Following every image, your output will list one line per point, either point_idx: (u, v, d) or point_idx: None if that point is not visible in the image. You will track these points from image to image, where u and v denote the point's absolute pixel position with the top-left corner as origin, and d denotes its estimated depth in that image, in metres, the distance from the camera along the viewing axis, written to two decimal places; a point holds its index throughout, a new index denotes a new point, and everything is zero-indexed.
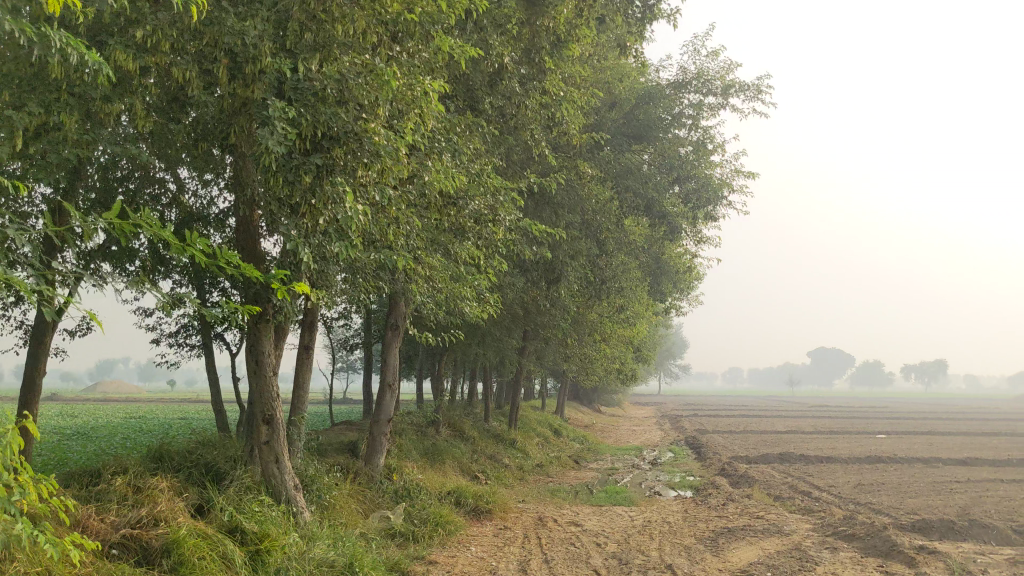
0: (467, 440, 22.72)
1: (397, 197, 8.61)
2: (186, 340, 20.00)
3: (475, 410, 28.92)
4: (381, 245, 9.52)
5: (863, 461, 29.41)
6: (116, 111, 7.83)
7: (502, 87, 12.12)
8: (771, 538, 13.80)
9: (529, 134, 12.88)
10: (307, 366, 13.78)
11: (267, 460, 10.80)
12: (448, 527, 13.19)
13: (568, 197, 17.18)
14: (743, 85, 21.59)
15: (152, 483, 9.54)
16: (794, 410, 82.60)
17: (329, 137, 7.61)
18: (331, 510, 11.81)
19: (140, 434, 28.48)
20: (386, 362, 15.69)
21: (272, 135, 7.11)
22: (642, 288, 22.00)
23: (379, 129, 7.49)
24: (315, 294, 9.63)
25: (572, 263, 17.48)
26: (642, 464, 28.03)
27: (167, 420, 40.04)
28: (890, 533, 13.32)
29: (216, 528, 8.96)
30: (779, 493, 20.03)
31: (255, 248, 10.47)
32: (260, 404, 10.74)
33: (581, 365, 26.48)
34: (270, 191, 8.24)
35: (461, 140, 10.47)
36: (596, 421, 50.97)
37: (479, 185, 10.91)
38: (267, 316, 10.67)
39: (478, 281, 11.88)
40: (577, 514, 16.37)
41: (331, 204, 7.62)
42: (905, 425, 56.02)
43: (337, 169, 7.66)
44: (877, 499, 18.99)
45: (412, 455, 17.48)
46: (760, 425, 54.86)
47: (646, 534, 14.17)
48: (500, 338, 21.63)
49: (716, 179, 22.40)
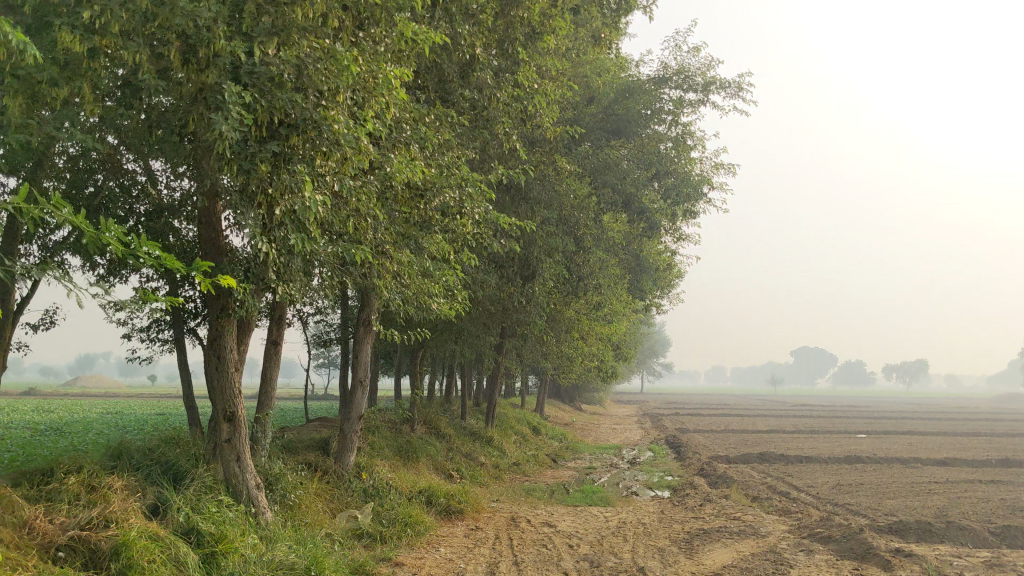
0: (443, 438, 22.45)
1: (359, 187, 8.34)
2: (157, 335, 19.64)
3: (453, 407, 28.67)
4: (343, 235, 9.25)
5: (842, 461, 29.35)
6: (65, 95, 7.51)
7: (474, 78, 11.89)
8: (746, 539, 13.58)
9: (502, 128, 12.64)
10: (276, 362, 13.48)
11: (228, 458, 10.48)
12: (417, 528, 12.90)
13: (544, 191, 16.94)
14: (724, 81, 21.40)
15: (107, 482, 9.21)
16: (775, 408, 82.74)
17: (287, 125, 7.27)
18: (296, 509, 11.51)
19: (113, 430, 28.10)
20: (358, 358, 15.39)
21: (226, 120, 6.72)
22: (620, 285, 21.79)
23: (339, 117, 7.21)
24: (278, 288, 9.35)
25: (548, 259, 17.18)
26: (620, 463, 27.85)
27: (143, 416, 39.57)
28: (867, 535, 13.13)
29: (169, 530, 8.65)
30: (756, 493, 19.87)
31: (218, 240, 10.16)
32: (221, 401, 10.43)
33: (559, 363, 26.24)
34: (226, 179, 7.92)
35: (429, 130, 10.22)
36: (576, 419, 50.79)
37: (448, 177, 10.67)
38: (229, 310, 10.35)
39: (447, 277, 11.63)
40: (551, 513, 16.12)
41: (289, 193, 7.37)
42: (884, 424, 56.15)
43: (295, 158, 7.38)
44: (855, 500, 18.84)
45: (384, 453, 17.18)
46: (741, 423, 54.87)
47: (620, 536, 13.93)
48: (476, 335, 21.35)
49: (696, 175, 22.22)
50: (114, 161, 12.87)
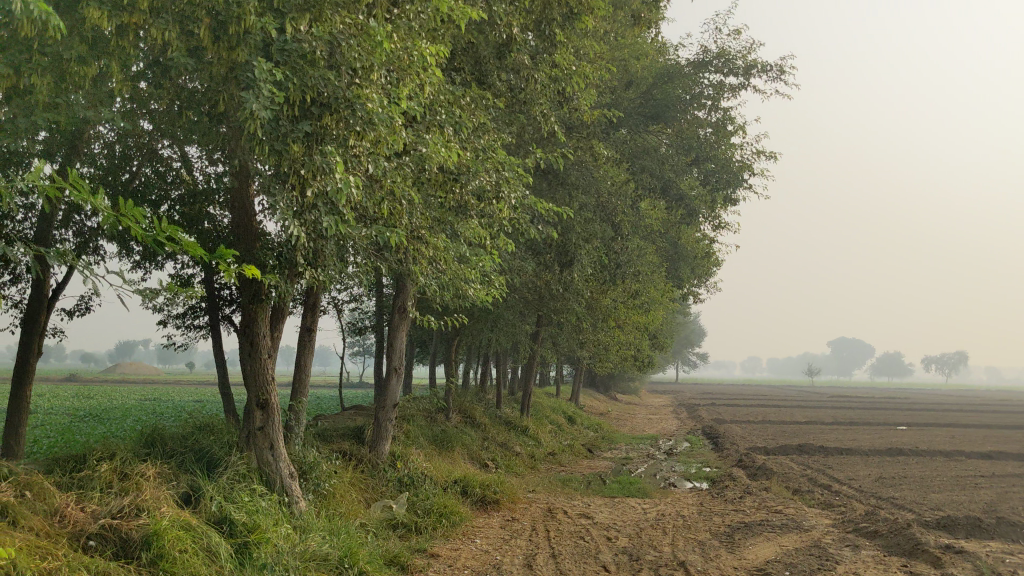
0: (478, 427, 22.29)
1: (395, 169, 8.09)
2: (192, 322, 19.63)
3: (488, 396, 28.51)
4: (377, 219, 9.03)
5: (883, 453, 28.81)
6: (94, 74, 7.35)
7: (511, 59, 11.62)
8: (789, 533, 13.23)
9: (539, 110, 12.38)
10: (309, 349, 13.32)
11: (261, 446, 10.32)
12: (452, 519, 12.70)
13: (581, 177, 16.64)
14: (766, 64, 20.91)
15: (139, 470, 9.07)
16: (812, 400, 81.72)
17: (319, 103, 7.03)
18: (331, 499, 11.33)
19: (151, 416, 28.25)
20: (393, 346, 15.23)
21: (257, 99, 6.48)
22: (658, 273, 21.47)
23: (372, 96, 6.95)
24: (310, 273, 9.16)
25: (586, 245, 16.87)
26: (657, 453, 27.52)
27: (181, 403, 39.81)
28: (915, 530, 12.73)
29: (201, 519, 8.50)
30: (797, 485, 19.48)
31: (251, 225, 10.01)
32: (255, 387, 10.28)
33: (595, 352, 25.95)
34: (256, 160, 7.69)
35: (465, 112, 9.97)
36: (611, 409, 50.42)
37: (484, 160, 10.44)
38: (261, 296, 10.20)
39: (484, 262, 11.36)
40: (588, 504, 15.88)
41: (320, 174, 7.00)
42: (925, 416, 55.23)
43: (328, 138, 7.10)
44: (899, 493, 18.40)
45: (419, 441, 17.01)
46: (778, 415, 54.20)
47: (659, 528, 13.64)
48: (512, 324, 21.13)
49: (737, 161, 21.78)
50: (149, 147, 12.73)
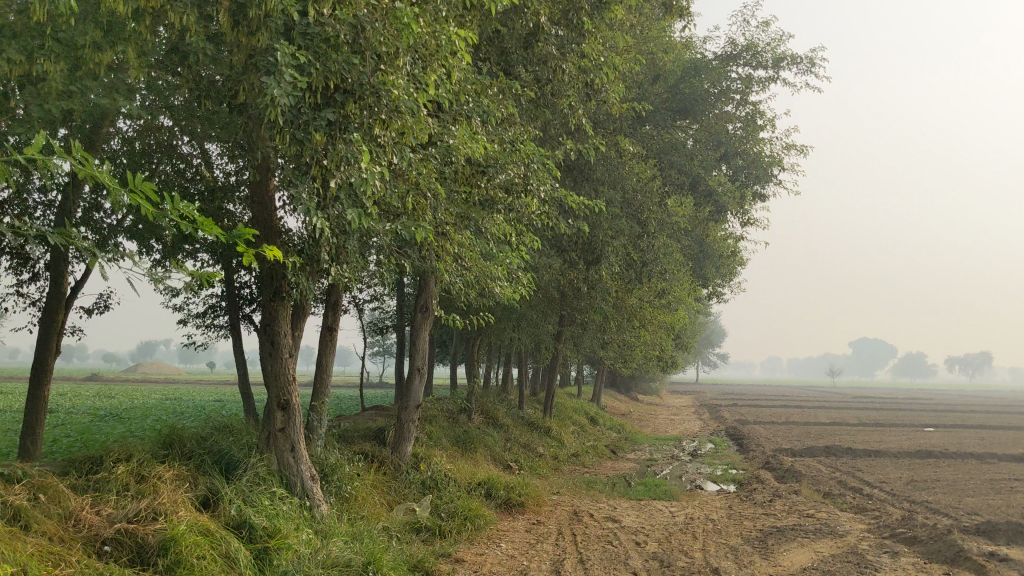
0: (500, 427, 21.97)
1: (420, 160, 7.75)
2: (213, 321, 19.42)
3: (510, 396, 28.17)
4: (401, 212, 8.70)
5: (913, 455, 28.26)
6: (108, 61, 7.06)
7: (538, 49, 11.27)
8: (824, 539, 12.84)
9: (566, 103, 12.06)
10: (331, 348, 13.02)
11: (282, 448, 9.99)
12: (477, 522, 12.37)
13: (608, 173, 16.32)
14: (795, 57, 20.42)
15: (156, 472, 8.81)
16: (837, 401, 80.77)
17: (343, 90, 6.67)
18: (353, 502, 11.02)
19: (171, 416, 28.12)
20: (415, 345, 14.92)
21: (279, 84, 6.12)
22: (684, 272, 21.08)
23: (399, 83, 6.59)
24: (333, 269, 8.81)
25: (613, 243, 16.48)
26: (682, 455, 27.10)
27: (202, 402, 39.68)
28: (956, 536, 12.30)
29: (220, 523, 8.21)
30: (828, 488, 19.03)
31: (271, 221, 9.74)
32: (275, 388, 9.97)
33: (620, 352, 25.57)
34: (276, 150, 7.35)
35: (492, 103, 9.66)
36: (633, 410, 49.97)
37: (512, 153, 10.23)
38: (282, 293, 9.93)
39: (511, 260, 11.05)
40: (614, 508, 15.54)
41: (344, 165, 6.60)
42: (951, 417, 54.53)
43: (352, 126, 6.73)
44: (933, 497, 17.96)
45: (442, 443, 16.71)
46: (802, 416, 53.61)
47: (689, 532, 13.28)
48: (535, 322, 20.77)
49: (765, 156, 21.32)
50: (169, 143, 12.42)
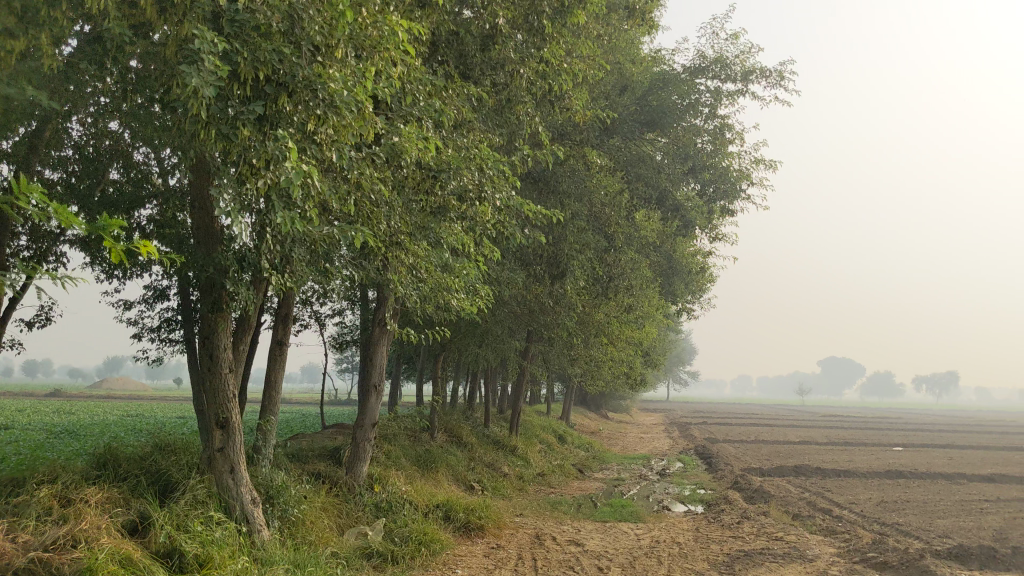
0: (464, 447, 21.41)
1: (361, 161, 7.22)
2: (168, 335, 18.71)
3: (476, 415, 27.60)
4: (346, 217, 8.17)
5: (883, 475, 27.98)
6: (21, 47, 6.46)
7: (497, 52, 10.80)
8: (793, 564, 12.39)
9: (526, 110, 11.63)
10: (280, 364, 12.46)
11: (221, 469, 9.30)
12: (432, 547, 11.82)
13: (574, 184, 15.90)
14: (765, 69, 20.10)
15: (83, 495, 8.14)
16: (807, 420, 80.76)
17: (275, 82, 6.12)
18: (299, 527, 10.41)
19: (128, 433, 27.30)
20: (372, 361, 14.37)
21: (200, 74, 5.56)
22: (653, 288, 20.70)
23: (335, 75, 6.05)
24: (273, 277, 8.23)
25: (579, 257, 16.02)
26: (649, 474, 26.66)
27: (165, 419, 38.77)
28: (929, 562, 11.88)
29: (147, 553, 7.62)
30: (797, 509, 18.63)
31: (212, 226, 9.14)
32: (213, 404, 9.28)
33: (587, 369, 25.09)
34: (203, 147, 6.77)
35: (443, 103, 9.14)
36: (603, 428, 49.52)
37: (467, 159, 9.62)
38: (222, 305, 9.29)
39: (467, 271, 10.53)
40: (578, 530, 15.00)
41: (274, 163, 6.04)
42: (919, 436, 54.60)
43: (284, 122, 6.19)
44: (904, 519, 17.57)
45: (400, 463, 16.12)
46: (772, 435, 53.49)
47: (654, 557, 12.76)
48: (500, 338, 20.25)
49: (735, 170, 21.00)
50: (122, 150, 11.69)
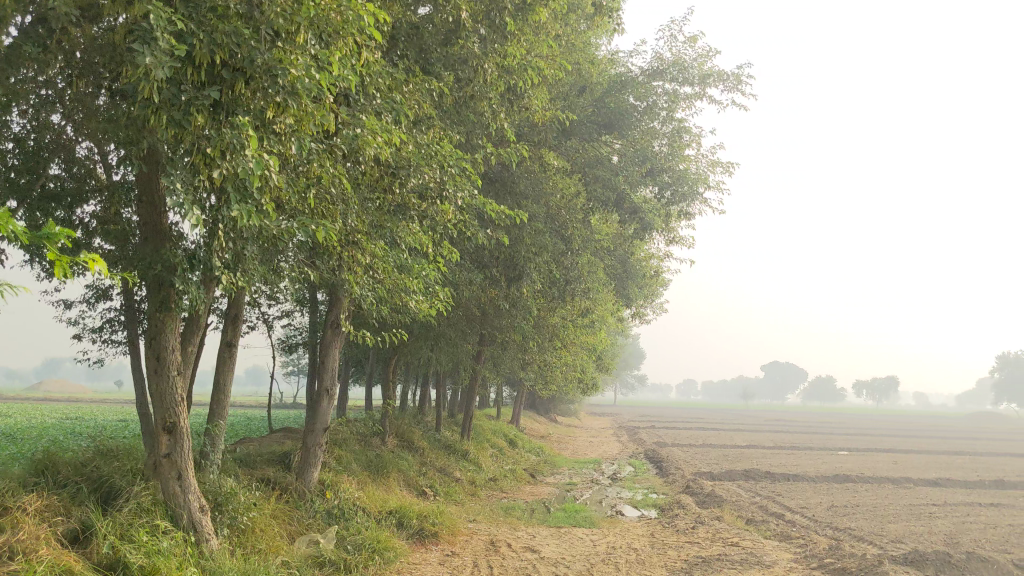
0: (416, 451, 21.08)
1: (320, 153, 6.92)
2: (110, 336, 18.10)
3: (427, 418, 27.27)
4: (302, 213, 7.84)
5: (832, 479, 28.21)
6: None
7: (459, 47, 10.55)
8: (751, 570, 12.29)
9: (487, 107, 11.37)
10: (229, 366, 12.05)
11: (167, 476, 8.81)
12: (386, 554, 11.51)
13: (532, 187, 15.66)
14: (721, 73, 20.09)
15: (21, 502, 7.67)
16: (752, 424, 81.59)
17: (231, 68, 5.80)
18: (248, 535, 10.03)
19: (68, 437, 26.49)
20: (325, 363, 14.00)
21: (153, 57, 5.22)
22: (608, 291, 20.60)
23: (296, 61, 5.75)
24: (225, 275, 7.86)
25: (535, 260, 15.83)
26: (601, 479, 26.55)
27: (106, 422, 37.75)
28: (887, 568, 11.85)
29: (90, 565, 7.23)
30: (750, 514, 18.61)
31: (160, 223, 8.70)
32: (159, 409, 8.71)
33: (540, 374, 24.88)
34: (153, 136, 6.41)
35: (404, 97, 8.85)
36: (553, 432, 49.44)
37: (428, 156, 9.34)
38: (171, 304, 8.68)
39: (426, 272, 10.25)
40: (533, 536, 14.78)
41: (230, 153, 5.73)
42: (862, 440, 55.43)
43: (241, 110, 5.88)
44: (856, 524, 17.65)
45: (351, 468, 15.74)
46: (720, 438, 53.89)
47: (612, 564, 12.57)
48: (454, 341, 19.97)
49: (691, 174, 20.98)
50: (64, 142, 11.22)
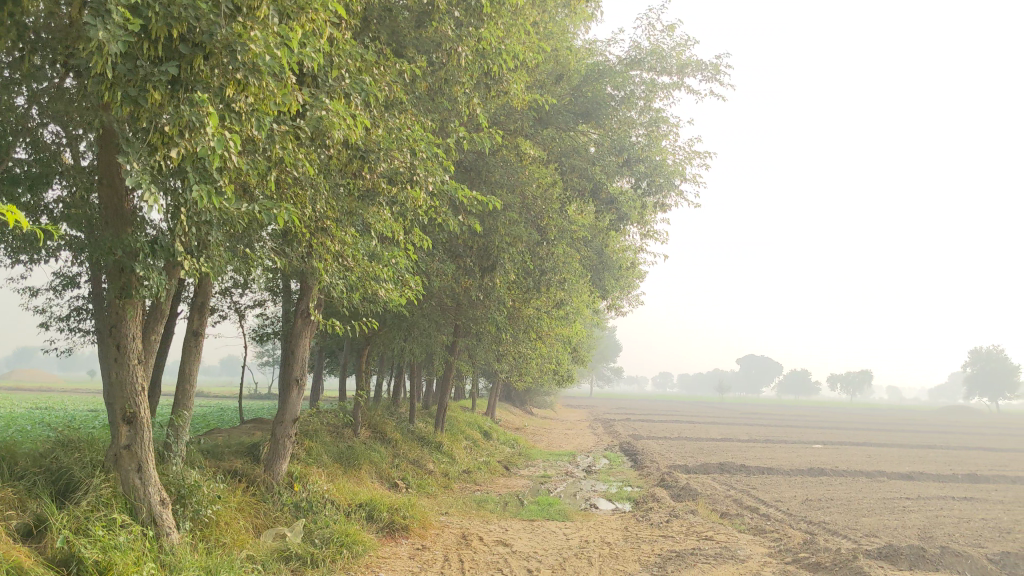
0: (389, 443, 20.83)
1: (284, 134, 6.65)
2: (77, 324, 17.69)
3: (400, 410, 27.01)
4: (266, 198, 7.57)
5: (806, 473, 28.21)
6: None
7: (434, 28, 10.31)
8: (725, 565, 12.16)
9: (462, 91, 11.13)
10: (196, 355, 11.76)
11: (127, 468, 8.53)
12: (354, 549, 11.29)
13: (507, 176, 15.42)
14: (699, 63, 19.92)
15: None
16: (727, 418, 81.82)
17: (191, 43, 5.51)
18: (212, 529, 9.77)
19: (35, 428, 26.00)
20: (294, 353, 13.72)
21: (104, 28, 4.92)
22: (583, 283, 20.44)
23: (258, 36, 5.47)
24: (187, 261, 7.56)
25: (510, 250, 15.60)
26: (575, 471, 26.39)
27: (75, 412, 37.17)
28: (863, 563, 11.75)
29: (41, 562, 6.95)
30: (725, 508, 18.51)
31: (121, 207, 8.32)
32: (118, 398, 8.37)
33: (515, 365, 24.68)
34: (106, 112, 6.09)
35: (375, 78, 8.60)
36: (528, 424, 49.31)
37: (398, 139, 9.07)
38: (131, 290, 8.19)
39: (395, 260, 10.02)
40: (505, 530, 14.59)
41: (188, 131, 5.45)
42: (835, 434, 55.68)
43: (200, 86, 5.60)
44: (830, 517, 17.59)
45: (322, 460, 15.50)
46: (694, 431, 53.97)
47: (585, 559, 12.40)
48: (428, 332, 19.74)
49: (668, 165, 20.83)
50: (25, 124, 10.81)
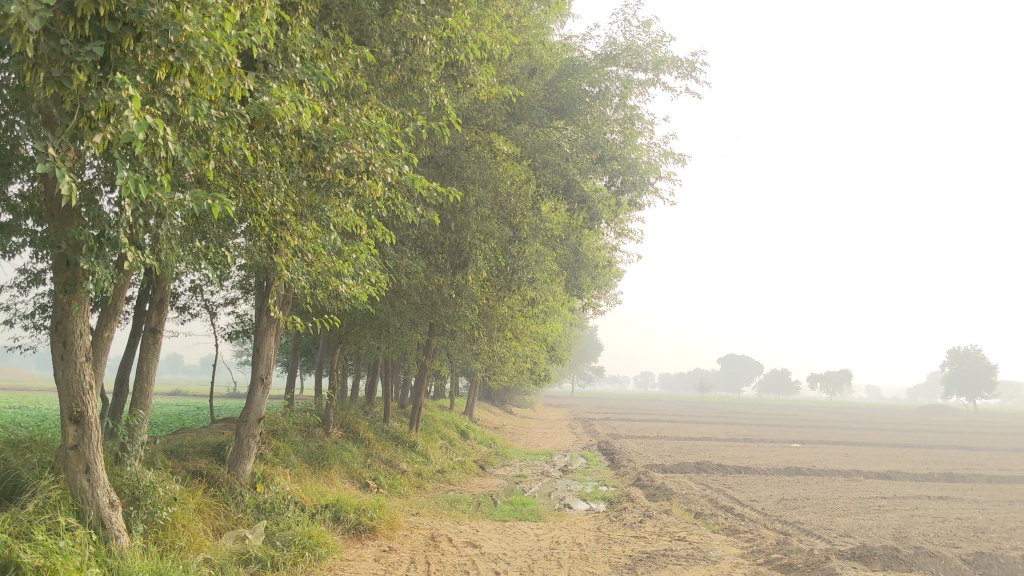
0: (362, 442, 20.55)
1: (226, 120, 6.40)
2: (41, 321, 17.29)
3: (375, 410, 26.72)
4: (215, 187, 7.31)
5: (782, 472, 28.12)
6: None
7: (397, 17, 10.10)
8: (696, 566, 11.96)
9: (429, 81, 10.89)
10: (154, 353, 11.45)
11: (75, 469, 8.24)
12: (317, 551, 11.03)
13: (479, 171, 15.18)
14: (675, 59, 19.74)
15: None
16: (707, 417, 81.87)
17: (120, 22, 5.27)
18: (167, 531, 9.49)
19: None
20: (259, 351, 13.46)
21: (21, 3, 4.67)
22: (557, 282, 20.23)
23: (190, 15, 5.23)
24: (132, 254, 7.27)
25: (481, 246, 15.32)
26: (552, 471, 26.19)
27: (47, 412, 36.61)
28: (835, 564, 11.58)
29: None
30: (700, 508, 18.34)
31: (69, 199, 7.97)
32: (65, 397, 8.06)
33: (491, 365, 24.45)
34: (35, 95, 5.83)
35: (332, 65, 8.35)
36: (507, 423, 49.09)
37: (357, 129, 8.81)
38: (77, 284, 7.87)
39: (357, 254, 9.74)
40: (475, 531, 14.36)
41: (115, 116, 5.21)
42: (813, 433, 55.77)
43: (130, 66, 5.36)
44: (805, 517, 17.46)
45: (289, 459, 15.22)
46: (673, 430, 53.90)
47: (554, 560, 12.18)
48: (400, 330, 19.48)
49: (643, 163, 20.65)
50: None
